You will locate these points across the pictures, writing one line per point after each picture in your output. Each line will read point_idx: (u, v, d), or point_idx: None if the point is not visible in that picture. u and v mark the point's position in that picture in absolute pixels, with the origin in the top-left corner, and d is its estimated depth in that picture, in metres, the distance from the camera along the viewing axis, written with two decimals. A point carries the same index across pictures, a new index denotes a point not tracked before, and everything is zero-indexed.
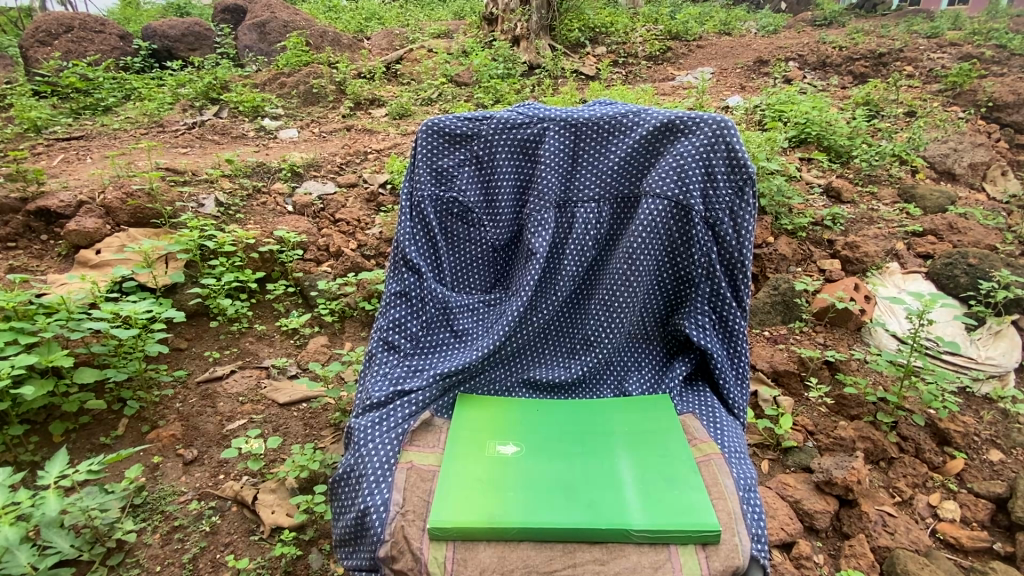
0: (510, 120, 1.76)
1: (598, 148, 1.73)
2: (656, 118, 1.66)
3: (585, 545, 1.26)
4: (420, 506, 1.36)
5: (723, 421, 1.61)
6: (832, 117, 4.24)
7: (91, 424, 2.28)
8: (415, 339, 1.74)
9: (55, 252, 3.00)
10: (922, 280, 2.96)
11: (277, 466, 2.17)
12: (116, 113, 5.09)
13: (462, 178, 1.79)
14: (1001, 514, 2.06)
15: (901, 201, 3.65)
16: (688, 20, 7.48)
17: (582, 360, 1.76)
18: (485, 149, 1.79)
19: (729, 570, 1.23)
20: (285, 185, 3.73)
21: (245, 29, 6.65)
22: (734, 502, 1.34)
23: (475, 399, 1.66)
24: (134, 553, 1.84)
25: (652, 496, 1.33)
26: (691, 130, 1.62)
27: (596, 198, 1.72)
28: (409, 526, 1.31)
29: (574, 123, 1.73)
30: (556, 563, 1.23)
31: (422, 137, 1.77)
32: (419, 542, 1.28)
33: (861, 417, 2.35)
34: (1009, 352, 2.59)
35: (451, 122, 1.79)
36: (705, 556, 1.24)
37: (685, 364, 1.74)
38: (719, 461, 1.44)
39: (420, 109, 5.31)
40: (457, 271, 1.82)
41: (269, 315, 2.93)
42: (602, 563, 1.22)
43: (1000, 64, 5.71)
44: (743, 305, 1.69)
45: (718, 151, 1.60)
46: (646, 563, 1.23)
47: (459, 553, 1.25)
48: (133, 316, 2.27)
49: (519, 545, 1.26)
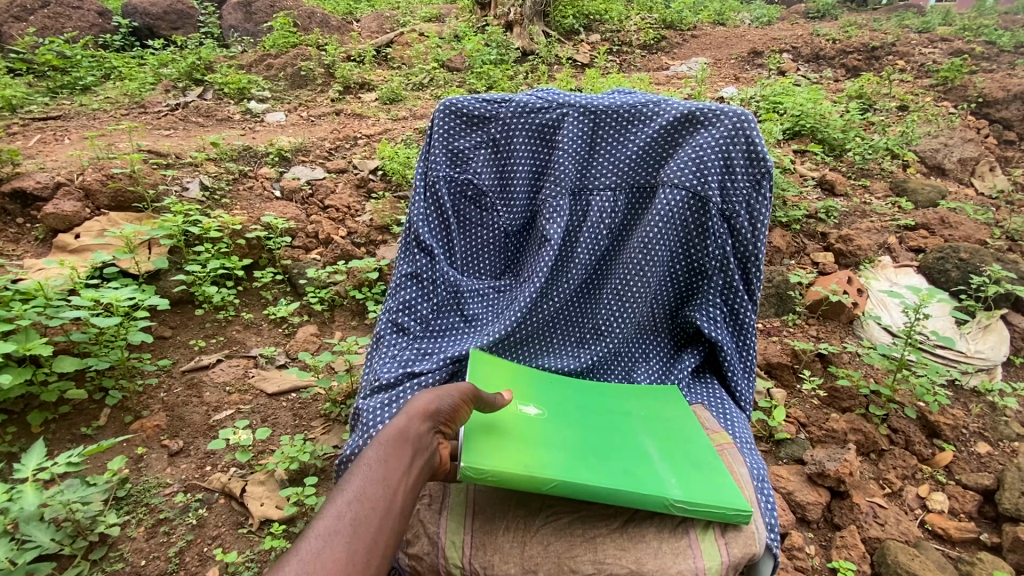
0: (529, 104, 1.72)
1: (617, 135, 1.69)
2: (677, 109, 1.63)
3: (605, 532, 1.24)
4: (436, 490, 1.33)
5: (732, 412, 1.61)
6: (826, 110, 4.24)
7: (72, 415, 2.21)
8: (424, 321, 1.69)
9: (32, 236, 2.88)
10: (914, 274, 2.98)
11: (265, 458, 2.12)
12: (95, 92, 4.92)
13: (478, 161, 1.75)
14: (987, 506, 2.09)
15: (893, 195, 3.68)
16: (682, 9, 7.42)
17: (591, 349, 1.72)
18: (501, 132, 1.74)
19: (747, 557, 1.23)
20: (272, 170, 3.64)
21: (231, 8, 6.48)
22: (750, 491, 1.35)
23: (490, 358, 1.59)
24: (117, 546, 1.79)
25: (680, 471, 1.30)
26: (711, 122, 1.59)
27: (612, 187, 1.69)
28: (426, 510, 1.28)
29: (593, 110, 1.69)
30: (577, 547, 1.21)
31: (440, 117, 1.73)
32: (436, 526, 1.25)
33: (852, 409, 2.37)
34: (997, 346, 2.62)
35: (469, 102, 1.74)
36: (725, 542, 1.23)
37: (694, 356, 1.72)
38: (732, 449, 1.45)
39: (412, 93, 5.21)
40: (468, 255, 1.78)
41: (256, 303, 2.86)
42: (623, 550, 1.20)
43: (989, 59, 5.75)
44: (754, 297, 1.68)
45: (738, 144, 1.57)
46: (666, 549, 1.21)
47: (478, 538, 1.23)
48: (115, 304, 2.19)
49: (537, 531, 1.24)
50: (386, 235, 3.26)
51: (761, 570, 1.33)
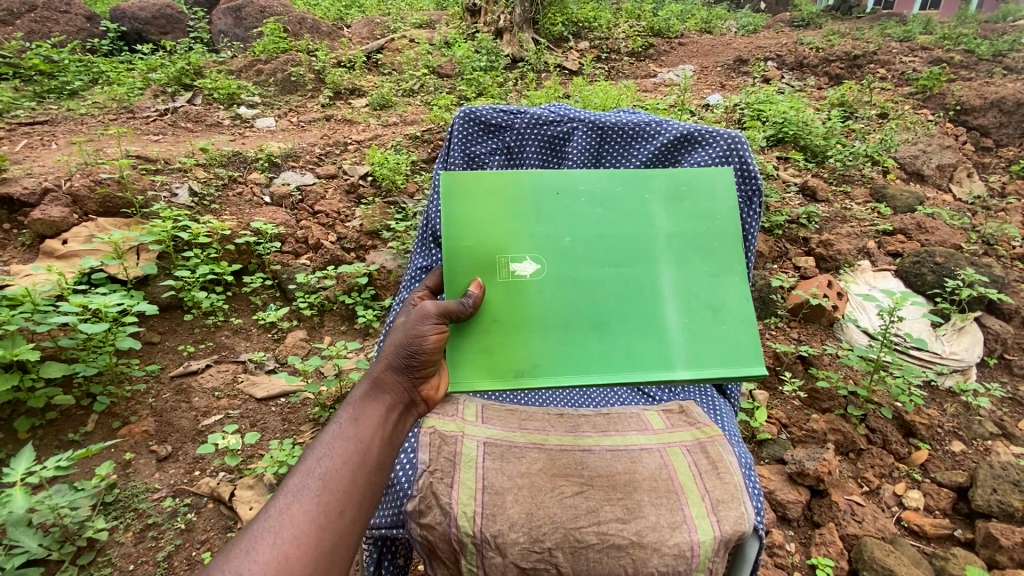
0: (542, 116, 1.79)
1: (622, 150, 1.76)
2: (677, 129, 1.70)
3: (608, 504, 1.23)
4: (447, 465, 1.30)
5: (721, 407, 1.58)
6: (809, 117, 4.33)
7: (59, 421, 2.20)
8: None
9: (18, 241, 2.87)
10: (891, 278, 3.06)
11: (254, 462, 2.14)
12: (83, 97, 4.91)
13: (492, 165, 1.76)
14: (962, 503, 2.14)
15: (873, 201, 3.77)
16: (669, 17, 7.54)
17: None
18: (515, 140, 1.79)
19: (738, 535, 1.20)
20: (262, 175, 3.67)
21: (221, 13, 6.48)
22: (738, 476, 1.30)
23: (472, 187, 1.45)
24: (105, 551, 1.79)
25: (697, 335, 1.39)
26: (707, 142, 1.67)
27: None
28: (438, 483, 1.26)
29: (601, 126, 1.77)
30: (581, 519, 1.19)
31: (459, 122, 1.77)
32: (448, 497, 1.23)
33: (832, 410, 2.43)
34: (971, 348, 2.70)
35: (487, 111, 1.79)
36: (717, 519, 1.20)
37: None
38: (723, 440, 1.40)
39: (401, 99, 5.24)
40: None
41: (246, 308, 2.87)
42: (624, 522, 1.19)
43: (968, 68, 5.89)
44: None
45: (732, 162, 1.64)
46: (664, 523, 1.19)
47: (488, 508, 1.21)
48: (103, 309, 2.20)
49: (545, 504, 1.22)
50: (375, 240, 3.29)
51: (747, 554, 1.30)
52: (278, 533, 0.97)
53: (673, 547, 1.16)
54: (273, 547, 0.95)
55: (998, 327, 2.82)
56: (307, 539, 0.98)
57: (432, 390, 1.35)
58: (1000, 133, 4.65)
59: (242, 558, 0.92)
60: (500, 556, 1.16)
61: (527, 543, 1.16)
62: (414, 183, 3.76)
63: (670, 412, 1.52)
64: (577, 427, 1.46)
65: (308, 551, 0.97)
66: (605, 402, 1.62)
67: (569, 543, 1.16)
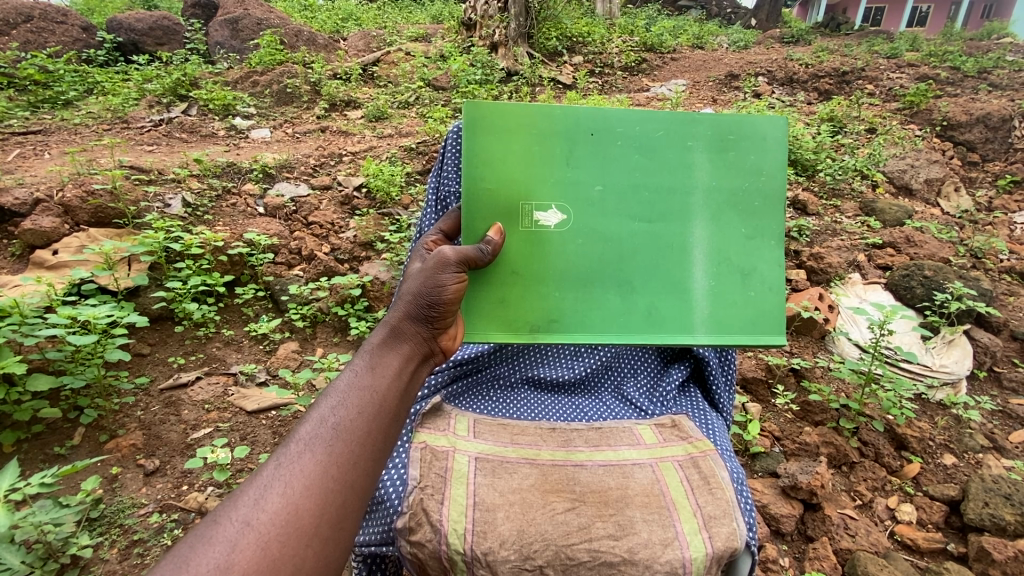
0: None
1: None
2: None
3: (599, 521, 1.22)
4: (438, 481, 1.29)
5: (712, 420, 1.57)
6: (799, 133, 4.41)
7: (44, 434, 2.17)
8: None
9: (8, 252, 2.84)
10: (881, 291, 3.10)
11: (243, 476, 2.11)
12: (77, 108, 4.89)
13: None
14: (954, 516, 2.15)
15: (863, 214, 3.83)
16: (662, 33, 7.66)
17: (585, 360, 1.67)
18: None
19: (730, 550, 1.20)
20: (256, 186, 3.66)
21: (217, 25, 6.50)
22: (729, 492, 1.30)
23: (498, 122, 1.39)
24: (90, 569, 1.75)
25: (720, 299, 1.45)
26: None
27: None
28: (429, 500, 1.25)
29: None
30: (572, 536, 1.19)
31: (456, 130, 1.68)
32: (439, 514, 1.22)
33: (824, 423, 2.45)
34: (960, 360, 2.73)
35: None
36: (709, 536, 1.20)
37: (682, 370, 1.69)
38: (714, 455, 1.39)
39: (397, 111, 5.28)
40: None
41: (236, 320, 2.86)
42: (615, 539, 1.18)
43: (953, 84, 6.01)
44: None
45: None
46: (656, 540, 1.19)
47: (478, 525, 1.20)
48: (92, 321, 2.17)
49: (536, 520, 1.21)
50: (369, 251, 3.29)
51: (739, 569, 1.29)
52: (288, 483, 0.86)
53: (665, 564, 1.16)
54: (282, 497, 0.85)
55: (987, 339, 2.85)
56: (320, 490, 0.88)
57: (450, 340, 1.25)
58: (986, 148, 4.73)
59: (249, 507, 0.82)
60: (490, 573, 1.17)
61: (518, 561, 1.16)
62: (408, 195, 3.78)
63: (661, 426, 1.52)
64: (569, 441, 1.45)
65: (319, 504, 0.86)
66: (598, 415, 1.57)
67: (560, 561, 1.16)
